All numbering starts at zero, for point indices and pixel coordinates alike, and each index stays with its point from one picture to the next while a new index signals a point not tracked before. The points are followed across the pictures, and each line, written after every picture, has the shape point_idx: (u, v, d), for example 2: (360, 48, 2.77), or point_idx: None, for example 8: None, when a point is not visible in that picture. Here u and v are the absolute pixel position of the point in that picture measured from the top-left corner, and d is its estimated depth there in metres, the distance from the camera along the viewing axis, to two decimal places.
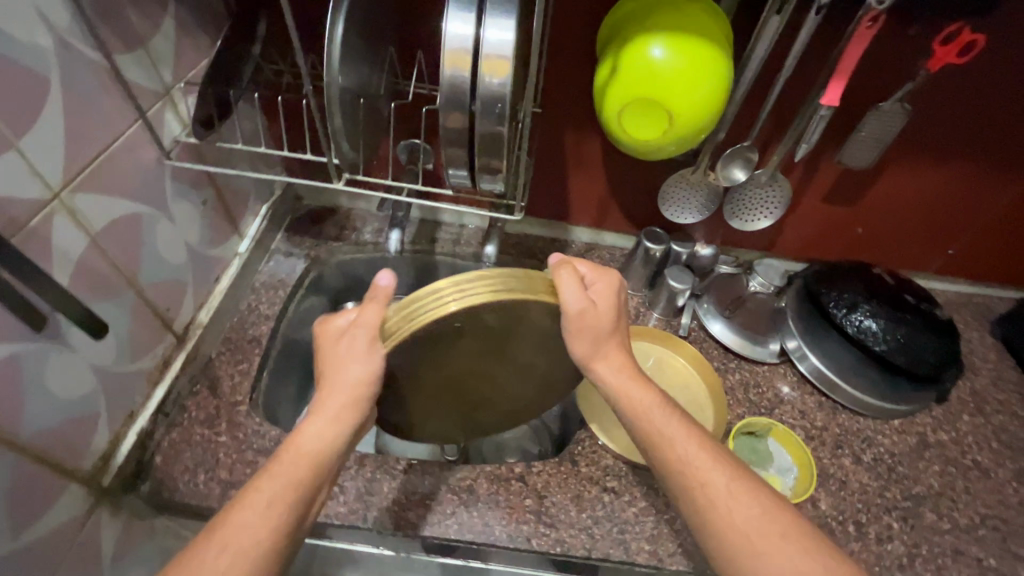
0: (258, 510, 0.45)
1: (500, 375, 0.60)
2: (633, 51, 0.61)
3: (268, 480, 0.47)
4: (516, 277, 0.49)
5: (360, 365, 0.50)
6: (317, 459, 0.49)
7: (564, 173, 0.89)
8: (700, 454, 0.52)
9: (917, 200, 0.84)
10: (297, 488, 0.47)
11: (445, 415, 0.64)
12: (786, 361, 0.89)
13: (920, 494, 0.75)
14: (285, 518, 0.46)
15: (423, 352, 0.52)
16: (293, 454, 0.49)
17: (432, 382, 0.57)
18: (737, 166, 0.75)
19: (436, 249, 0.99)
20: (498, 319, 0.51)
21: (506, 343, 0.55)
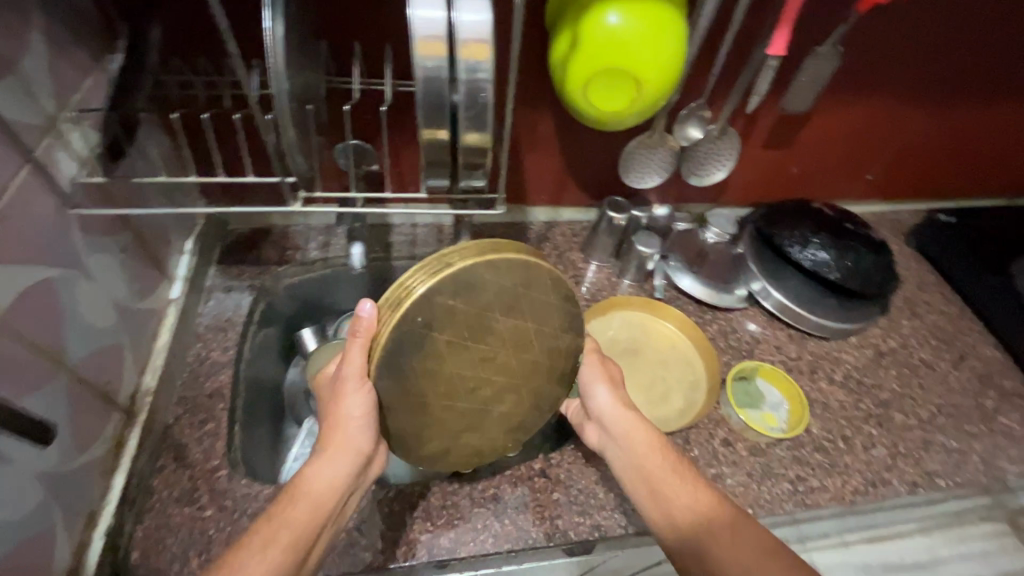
0: (255, 552, 0.48)
1: (499, 363, 0.58)
2: (591, 20, 0.58)
3: (266, 525, 0.51)
4: (483, 246, 0.51)
5: (355, 404, 0.53)
6: (320, 499, 0.54)
7: (517, 155, 0.85)
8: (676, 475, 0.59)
9: (838, 141, 0.92)
10: (294, 531, 0.51)
11: (458, 430, 0.60)
12: (752, 303, 0.94)
13: (887, 399, 0.84)
14: (283, 560, 0.49)
15: (410, 360, 0.52)
16: (295, 497, 0.53)
17: (435, 390, 0.55)
18: (692, 125, 0.77)
19: (393, 255, 0.94)
20: (461, 296, 0.51)
21: (481, 322, 0.54)
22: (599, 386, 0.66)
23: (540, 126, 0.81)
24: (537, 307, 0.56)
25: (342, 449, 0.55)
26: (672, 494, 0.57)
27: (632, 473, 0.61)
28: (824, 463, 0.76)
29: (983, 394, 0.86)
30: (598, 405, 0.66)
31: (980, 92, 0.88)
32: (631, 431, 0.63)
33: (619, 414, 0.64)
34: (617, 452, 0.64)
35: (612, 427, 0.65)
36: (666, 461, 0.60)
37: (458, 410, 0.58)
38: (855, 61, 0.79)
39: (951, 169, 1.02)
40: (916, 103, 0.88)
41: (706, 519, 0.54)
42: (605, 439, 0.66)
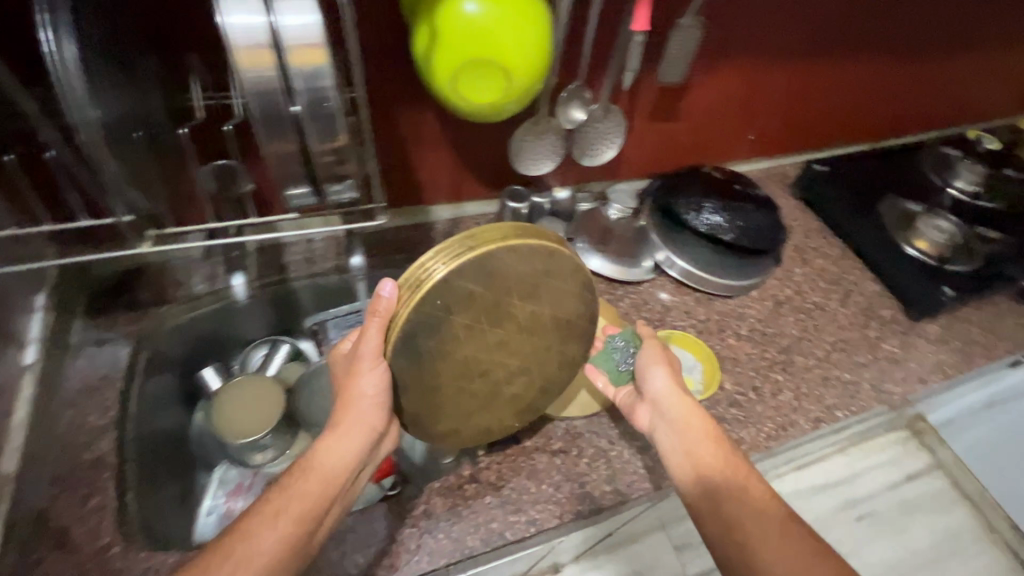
0: (269, 523, 0.55)
1: (514, 344, 0.63)
2: (448, 9, 0.56)
3: (280, 495, 0.57)
4: (504, 230, 0.56)
5: (369, 382, 0.57)
6: (332, 474, 0.59)
7: (406, 156, 0.82)
8: (727, 468, 0.62)
9: (725, 103, 0.95)
10: (306, 502, 0.57)
11: (472, 411, 0.65)
12: (660, 273, 0.97)
13: (788, 345, 0.90)
14: (293, 529, 0.55)
15: (426, 342, 0.56)
16: (310, 471, 0.58)
17: (451, 370, 0.60)
18: (574, 107, 0.77)
19: (290, 277, 0.88)
20: (480, 281, 0.55)
21: (499, 306, 0.58)
22: (659, 369, 0.71)
23: (423, 124, 0.78)
24: (552, 293, 0.62)
25: (354, 426, 0.59)
26: (724, 483, 0.61)
27: (682, 457, 0.64)
28: (738, 416, 0.80)
29: (867, 326, 0.94)
30: (656, 388, 0.70)
31: (842, 46, 0.95)
32: (687, 418, 0.66)
33: (675, 398, 0.68)
34: (667, 435, 0.67)
35: (666, 409, 0.68)
36: (720, 451, 0.63)
37: (472, 390, 0.63)
38: (724, 24, 0.82)
39: (839, 122, 1.11)
40: (788, 59, 0.92)
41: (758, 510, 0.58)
42: (656, 420, 0.69)
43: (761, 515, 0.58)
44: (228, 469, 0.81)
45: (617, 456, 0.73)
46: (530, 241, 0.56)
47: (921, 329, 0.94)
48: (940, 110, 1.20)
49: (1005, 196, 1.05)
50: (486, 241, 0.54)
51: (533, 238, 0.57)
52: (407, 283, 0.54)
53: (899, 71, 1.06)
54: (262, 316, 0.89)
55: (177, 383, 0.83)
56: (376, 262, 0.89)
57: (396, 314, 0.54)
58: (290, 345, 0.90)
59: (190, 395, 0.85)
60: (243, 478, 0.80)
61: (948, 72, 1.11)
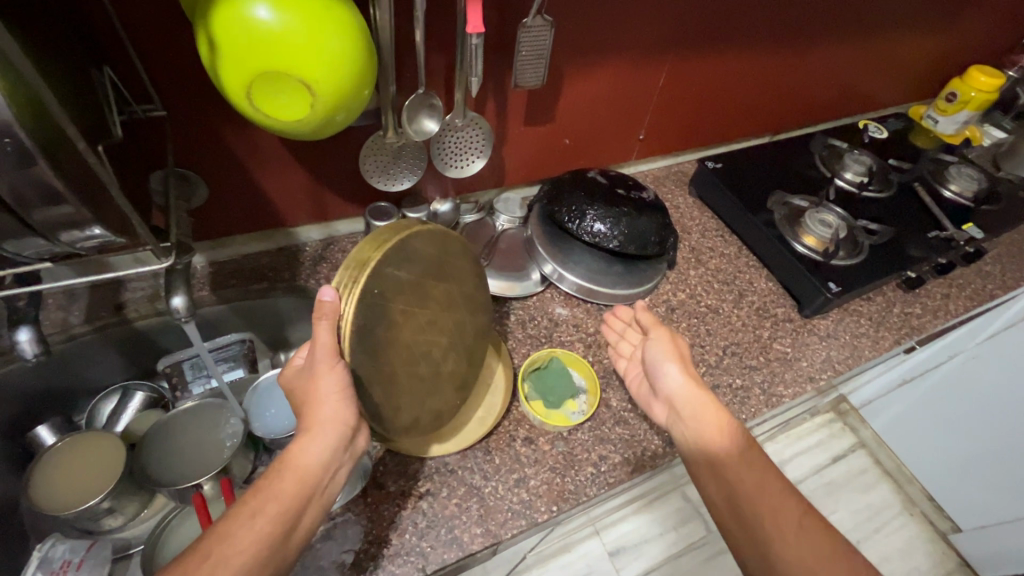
0: (242, 524, 0.46)
1: (441, 322, 0.64)
2: (234, 13, 0.48)
3: (255, 497, 0.49)
4: (409, 221, 0.59)
5: (331, 382, 0.50)
6: (310, 475, 0.51)
7: (248, 178, 0.73)
8: (747, 468, 0.59)
9: (603, 104, 0.91)
10: (282, 503, 0.49)
11: (427, 396, 0.64)
12: (549, 286, 0.92)
13: None
14: (270, 535, 0.47)
15: (376, 332, 0.53)
16: (284, 470, 0.50)
17: (399, 359, 0.58)
18: (424, 117, 0.70)
19: (129, 318, 0.79)
20: (401, 264, 0.55)
21: (424, 286, 0.60)
22: (671, 361, 0.69)
23: (262, 141, 0.70)
24: (456, 271, 0.66)
25: (324, 422, 0.52)
26: (740, 478, 0.58)
27: (698, 454, 0.63)
28: (625, 435, 0.76)
29: (760, 326, 0.92)
30: (669, 381, 0.68)
31: (720, 38, 0.92)
32: (704, 411, 0.64)
33: (688, 393, 0.66)
34: (682, 428, 0.66)
35: (681, 405, 0.66)
36: (734, 448, 0.61)
37: (420, 375, 0.62)
38: (587, 23, 0.77)
39: (733, 114, 1.10)
40: (661, 58, 0.89)
41: (776, 505, 0.56)
42: (671, 416, 0.68)
43: (779, 511, 0.55)
44: (54, 545, 0.69)
45: (491, 492, 0.68)
46: (427, 224, 0.60)
47: (813, 324, 0.94)
48: (829, 101, 1.20)
49: (888, 185, 1.07)
50: (396, 231, 0.56)
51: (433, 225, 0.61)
52: (345, 281, 0.51)
53: (783, 62, 1.04)
54: (114, 359, 0.81)
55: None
56: (230, 294, 0.81)
57: (343, 315, 0.50)
58: (145, 393, 0.83)
59: (28, 458, 0.77)
60: (72, 555, 0.68)
61: (831, 65, 1.12)
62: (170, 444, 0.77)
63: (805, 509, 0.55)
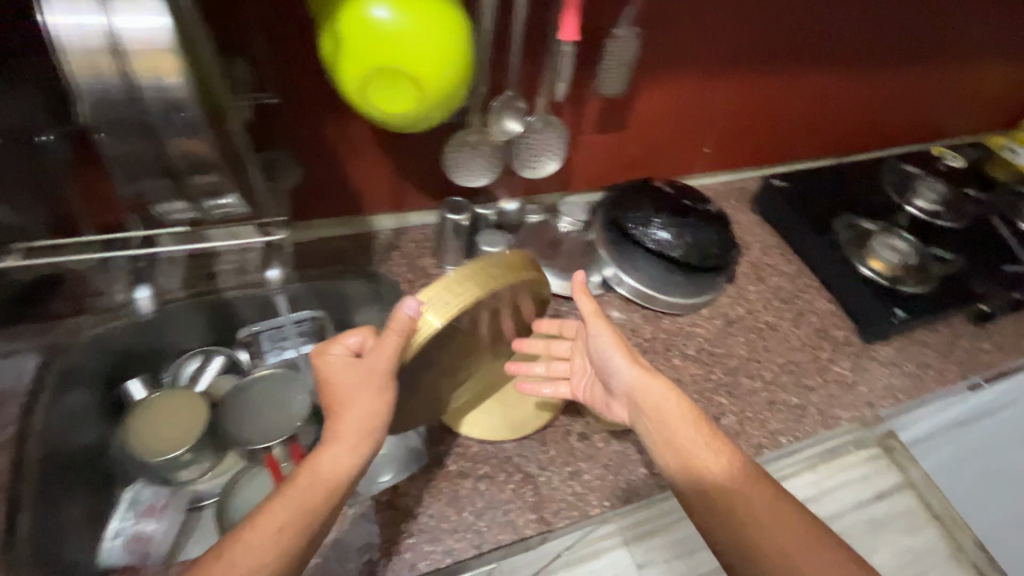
0: (271, 532, 0.49)
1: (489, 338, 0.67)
2: (358, 15, 0.53)
3: (283, 503, 0.51)
4: (512, 259, 0.60)
5: (371, 400, 0.55)
6: (336, 485, 0.53)
7: (340, 168, 0.80)
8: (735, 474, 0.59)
9: (670, 118, 0.93)
10: (308, 514, 0.51)
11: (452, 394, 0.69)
12: (607, 289, 0.94)
13: (735, 365, 0.87)
14: (298, 537, 0.50)
15: (432, 353, 0.57)
16: (311, 478, 0.53)
17: (430, 377, 0.62)
18: (509, 118, 0.74)
19: (218, 287, 0.86)
20: (488, 305, 0.58)
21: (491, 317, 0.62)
22: (618, 353, 0.66)
23: (355, 132, 0.75)
24: (519, 311, 0.68)
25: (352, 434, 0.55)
26: (707, 467, 0.60)
27: (670, 454, 0.62)
28: None
29: (818, 347, 0.91)
30: (623, 377, 0.65)
31: (796, 58, 0.92)
32: (664, 405, 0.63)
33: (647, 386, 0.64)
34: (647, 424, 0.64)
35: (641, 401, 0.65)
36: (700, 434, 0.62)
37: (441, 385, 0.66)
38: (666, 37, 0.79)
39: (802, 133, 1.09)
40: (734, 74, 0.90)
41: (749, 488, 0.58)
42: (634, 411, 0.66)
43: (777, 521, 0.56)
44: (142, 489, 0.77)
45: (545, 482, 0.70)
46: (532, 272, 0.62)
47: (875, 350, 0.92)
48: (902, 127, 1.18)
49: (964, 218, 1.04)
50: (506, 274, 0.58)
51: (528, 264, 0.62)
52: (436, 304, 0.54)
53: (858, 83, 1.03)
54: (195, 325, 0.85)
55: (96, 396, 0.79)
56: (310, 274, 0.87)
57: (415, 333, 0.54)
58: (225, 357, 0.87)
59: (115, 409, 0.81)
60: (156, 499, 0.76)
61: (907, 90, 1.10)
62: (244, 409, 0.82)
63: (775, 493, 0.58)
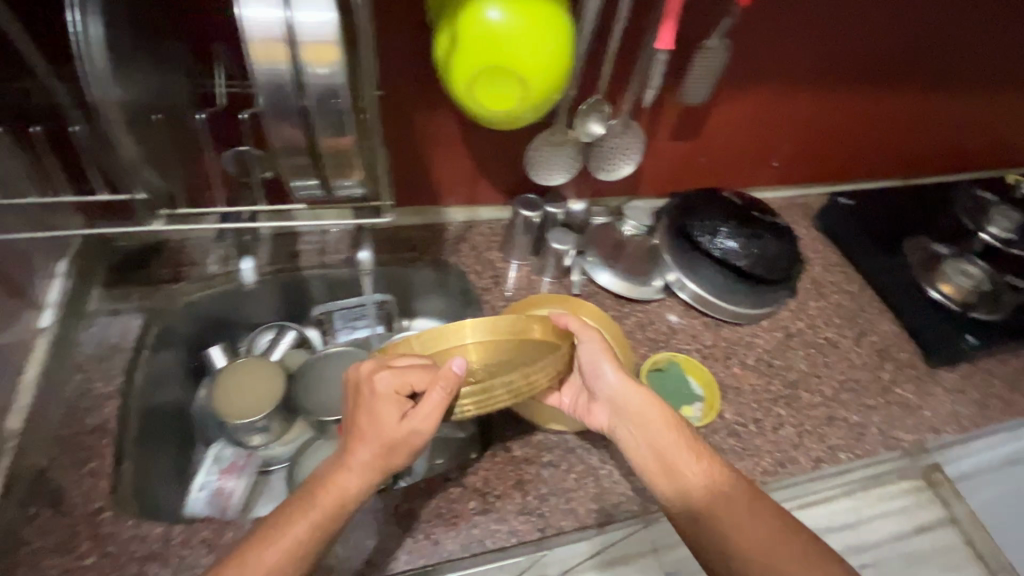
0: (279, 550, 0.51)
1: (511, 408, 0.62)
2: (472, 17, 0.56)
3: (302, 517, 0.52)
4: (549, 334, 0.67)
5: (403, 443, 0.55)
6: (349, 506, 0.54)
7: (425, 159, 0.84)
8: (715, 475, 0.60)
9: (741, 131, 0.94)
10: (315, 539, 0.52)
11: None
12: (669, 294, 0.95)
13: (795, 379, 0.87)
14: (311, 551, 0.52)
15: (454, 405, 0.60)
16: (328, 495, 0.53)
17: None
18: (593, 120, 0.76)
19: (302, 266, 0.89)
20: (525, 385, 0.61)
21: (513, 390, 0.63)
22: (604, 362, 0.67)
23: (444, 124, 0.79)
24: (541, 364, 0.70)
25: (374, 465, 0.55)
26: (686, 468, 0.61)
27: (649, 457, 0.63)
28: (735, 447, 0.78)
29: (880, 367, 0.91)
30: (607, 383, 0.67)
31: (875, 77, 0.92)
32: (644, 410, 0.65)
33: (630, 393, 0.66)
34: (627, 430, 0.66)
35: (623, 406, 0.66)
36: (681, 438, 0.63)
37: None
38: (750, 51, 0.81)
39: (870, 153, 1.08)
40: (810, 91, 0.91)
41: (727, 492, 0.59)
42: (614, 417, 0.67)
43: (755, 519, 0.57)
44: (224, 447, 0.82)
45: (607, 475, 0.72)
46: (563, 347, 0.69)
47: (939, 376, 0.91)
48: (974, 155, 1.16)
49: None
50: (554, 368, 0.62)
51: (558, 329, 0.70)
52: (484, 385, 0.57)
53: (936, 105, 1.02)
54: (271, 301, 0.89)
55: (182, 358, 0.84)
56: (384, 260, 0.90)
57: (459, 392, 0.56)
58: (296, 332, 0.91)
59: (196, 372, 0.86)
60: (237, 458, 0.80)
61: (983, 117, 1.08)
62: (316, 380, 0.87)
63: (754, 497, 0.59)
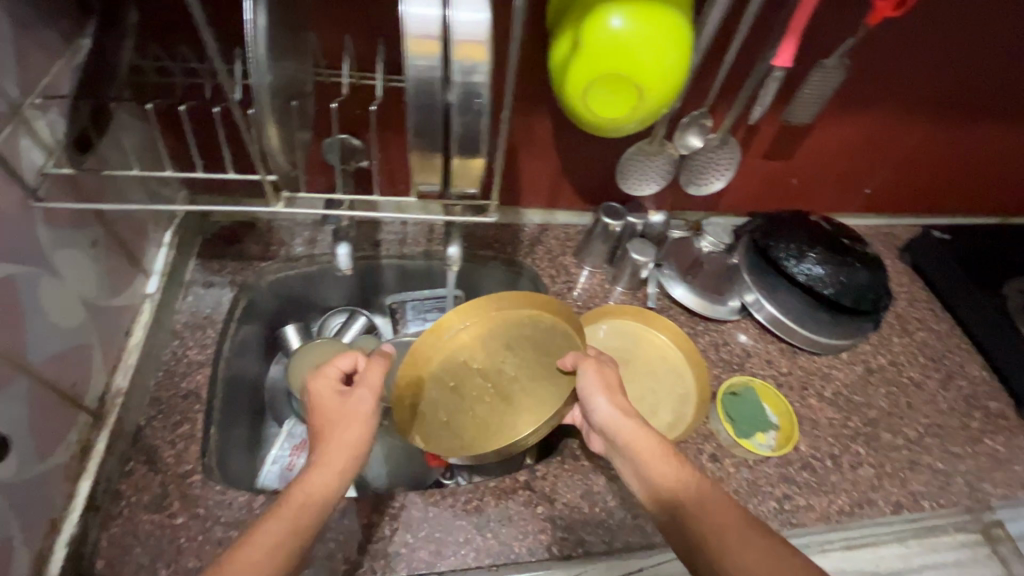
0: (265, 550, 0.47)
1: (534, 394, 0.71)
2: (594, 23, 0.56)
3: (276, 523, 0.49)
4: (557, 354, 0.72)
5: (361, 420, 0.57)
6: (323, 507, 0.52)
7: (513, 157, 0.84)
8: (707, 503, 0.54)
9: (837, 155, 0.91)
10: (299, 534, 0.49)
11: (470, 431, 0.70)
12: (744, 315, 0.92)
13: (876, 417, 0.83)
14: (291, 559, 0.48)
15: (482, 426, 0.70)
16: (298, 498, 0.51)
17: (462, 414, 0.70)
18: (693, 133, 0.76)
19: (382, 254, 0.89)
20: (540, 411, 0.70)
21: (539, 372, 0.72)
22: (597, 395, 0.64)
23: (540, 123, 0.79)
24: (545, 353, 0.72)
25: (341, 456, 0.54)
26: (681, 498, 0.56)
27: (647, 490, 0.59)
28: (809, 482, 0.75)
29: (968, 415, 0.86)
30: (599, 416, 0.63)
31: (990, 109, 0.87)
32: (637, 441, 0.61)
33: (621, 425, 0.62)
34: (624, 463, 0.62)
35: (617, 438, 0.62)
36: (673, 466, 0.58)
37: (460, 400, 0.71)
38: (860, 73, 0.78)
39: (971, 186, 1.02)
40: (916, 119, 0.86)
41: (716, 518, 0.53)
42: (612, 448, 0.64)
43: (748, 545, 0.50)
44: (297, 425, 0.83)
45: None
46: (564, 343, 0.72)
47: None
48: None
49: None
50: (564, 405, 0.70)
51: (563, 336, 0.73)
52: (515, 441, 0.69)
53: None
54: (347, 285, 0.91)
55: (261, 332, 0.86)
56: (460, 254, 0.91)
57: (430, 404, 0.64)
58: (366, 319, 0.92)
59: (271, 345, 0.88)
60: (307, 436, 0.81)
61: None
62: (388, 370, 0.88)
63: (748, 524, 0.52)
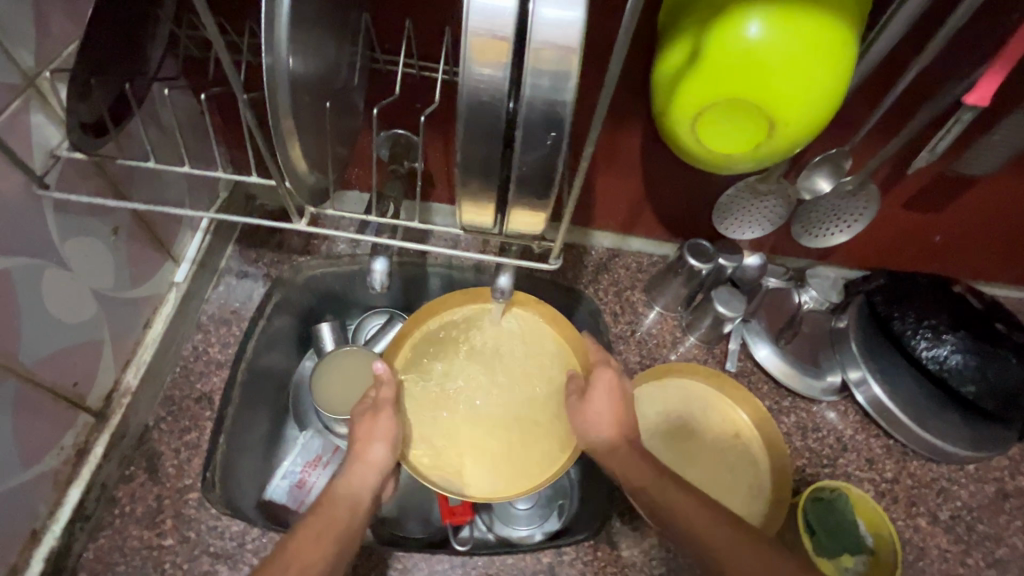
0: (311, 540, 0.46)
1: (538, 411, 0.67)
2: (721, 31, 0.42)
3: (312, 522, 0.47)
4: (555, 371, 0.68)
5: (384, 425, 0.56)
6: (354, 507, 0.50)
7: (591, 170, 0.71)
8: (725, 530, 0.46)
9: (1007, 216, 0.71)
10: (338, 530, 0.47)
11: (478, 456, 0.64)
12: (845, 395, 0.75)
13: (1003, 558, 0.66)
14: (335, 550, 0.46)
15: (493, 452, 0.65)
16: (330, 501, 0.50)
17: (464, 435, 0.65)
18: (822, 174, 0.62)
19: (429, 262, 0.79)
20: (556, 436, 0.65)
21: (539, 392, 0.68)
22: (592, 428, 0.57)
23: (627, 137, 0.65)
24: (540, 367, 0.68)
25: (365, 455, 0.54)
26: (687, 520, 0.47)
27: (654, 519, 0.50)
28: None
29: None
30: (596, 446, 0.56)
31: None
32: (637, 470, 0.52)
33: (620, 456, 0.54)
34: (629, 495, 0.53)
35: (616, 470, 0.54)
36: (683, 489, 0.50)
37: (458, 420, 0.66)
38: None
39: None
40: None
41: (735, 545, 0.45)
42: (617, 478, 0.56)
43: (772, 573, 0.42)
44: (313, 436, 0.75)
45: None
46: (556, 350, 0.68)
47: None
48: None
49: None
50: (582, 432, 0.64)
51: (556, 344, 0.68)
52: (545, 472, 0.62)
53: None
54: (387, 288, 0.83)
55: None
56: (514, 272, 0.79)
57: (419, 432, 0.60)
58: None
59: (303, 341, 0.81)
60: (323, 451, 0.74)
61: None
62: None
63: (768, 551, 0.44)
